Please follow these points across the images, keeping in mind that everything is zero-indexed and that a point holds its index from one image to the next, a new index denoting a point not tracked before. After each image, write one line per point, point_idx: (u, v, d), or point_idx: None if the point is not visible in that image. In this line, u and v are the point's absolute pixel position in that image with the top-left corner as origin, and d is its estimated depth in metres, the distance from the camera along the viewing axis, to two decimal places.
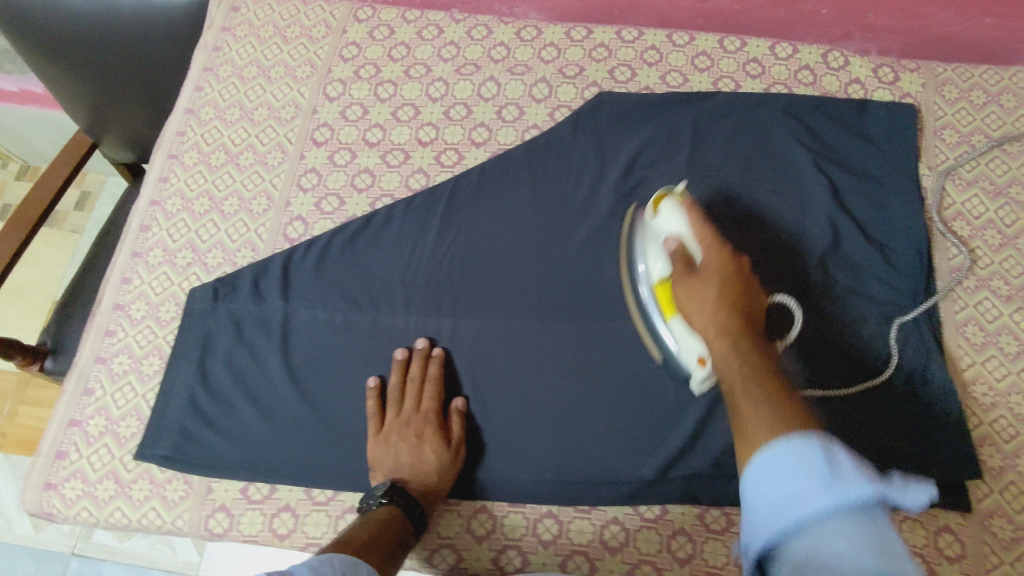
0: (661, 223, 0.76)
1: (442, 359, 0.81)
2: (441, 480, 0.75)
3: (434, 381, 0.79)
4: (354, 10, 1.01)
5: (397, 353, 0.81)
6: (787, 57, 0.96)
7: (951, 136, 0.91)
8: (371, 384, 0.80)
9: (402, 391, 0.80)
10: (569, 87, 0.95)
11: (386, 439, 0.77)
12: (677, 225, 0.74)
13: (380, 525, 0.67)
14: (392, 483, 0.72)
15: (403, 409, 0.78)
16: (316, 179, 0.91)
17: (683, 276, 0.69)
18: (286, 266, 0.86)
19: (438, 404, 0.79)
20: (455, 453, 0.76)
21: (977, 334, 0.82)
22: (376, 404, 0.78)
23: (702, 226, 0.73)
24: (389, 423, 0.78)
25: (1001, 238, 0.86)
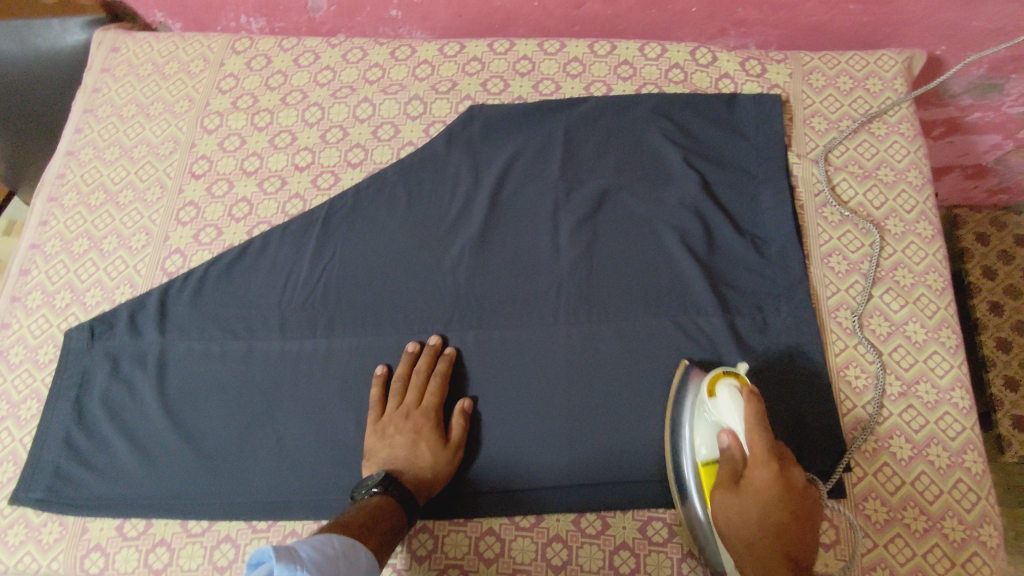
0: (719, 414, 0.70)
1: (453, 357, 0.82)
2: (434, 471, 0.75)
3: (440, 377, 0.80)
4: (233, 42, 1.02)
5: (408, 347, 0.82)
6: (656, 58, 0.97)
7: (819, 123, 0.92)
8: (377, 374, 0.81)
9: (406, 384, 0.80)
10: (443, 102, 0.96)
11: (384, 430, 0.78)
12: (734, 423, 0.68)
13: (374, 513, 0.67)
14: (385, 473, 0.72)
15: (404, 403, 0.79)
16: (195, 212, 0.92)
17: (728, 490, 0.66)
18: (163, 300, 0.86)
19: (440, 401, 0.79)
20: (453, 446, 0.77)
21: (849, 318, 0.82)
22: (380, 394, 0.80)
23: (758, 432, 0.66)
24: (388, 414, 0.78)
25: (870, 220, 0.86)
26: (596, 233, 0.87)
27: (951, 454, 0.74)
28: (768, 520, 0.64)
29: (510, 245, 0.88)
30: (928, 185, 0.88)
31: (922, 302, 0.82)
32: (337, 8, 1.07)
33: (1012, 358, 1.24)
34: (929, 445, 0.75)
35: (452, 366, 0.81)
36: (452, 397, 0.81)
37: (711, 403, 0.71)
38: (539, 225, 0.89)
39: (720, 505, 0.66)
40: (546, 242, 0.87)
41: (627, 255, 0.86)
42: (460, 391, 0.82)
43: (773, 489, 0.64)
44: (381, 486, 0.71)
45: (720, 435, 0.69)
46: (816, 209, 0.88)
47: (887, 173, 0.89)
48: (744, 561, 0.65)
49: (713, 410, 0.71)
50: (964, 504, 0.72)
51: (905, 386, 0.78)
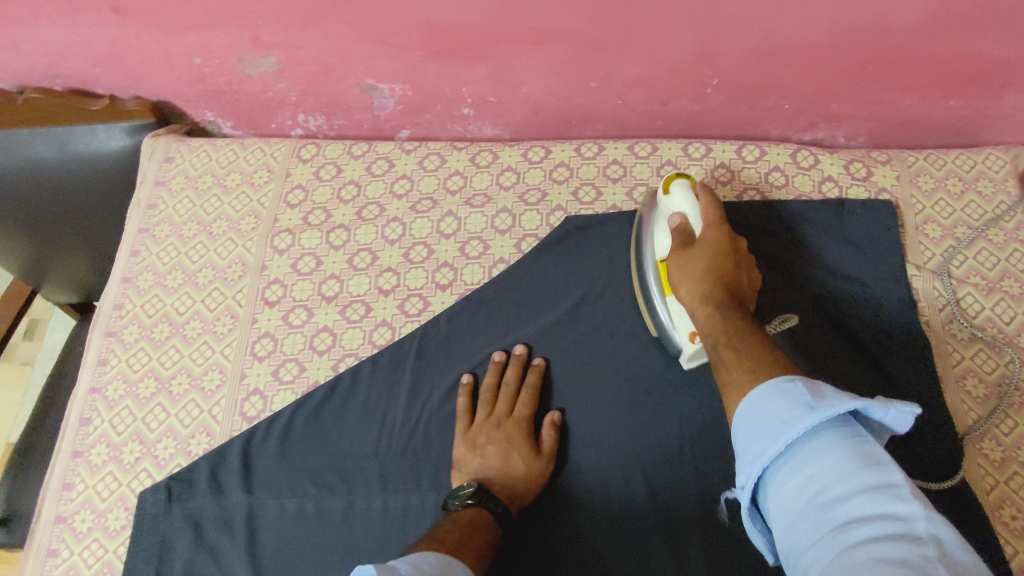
0: (672, 204, 0.75)
1: (543, 369, 0.81)
2: (527, 480, 0.74)
3: (530, 388, 0.80)
4: (299, 149, 0.95)
5: (495, 356, 0.82)
6: (755, 160, 0.92)
7: (933, 230, 0.88)
8: (463, 382, 0.81)
9: (493, 394, 0.80)
10: (533, 213, 0.90)
11: (473, 438, 0.77)
12: (687, 205, 0.74)
13: (469, 526, 0.67)
14: (478, 485, 0.72)
15: (495, 411, 0.79)
16: (271, 344, 0.84)
17: (679, 251, 0.71)
18: (246, 451, 0.78)
19: (532, 412, 0.79)
20: (546, 460, 0.76)
21: (995, 450, 0.76)
22: (468, 403, 0.80)
23: (709, 204, 0.73)
24: (478, 423, 0.78)
25: (1002, 338, 0.82)
26: None
27: None
28: (715, 270, 0.67)
29: (625, 371, 0.81)
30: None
31: None
32: (405, 107, 1.01)
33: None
34: None
35: (542, 377, 0.81)
36: (540, 410, 0.81)
37: (666, 202, 0.77)
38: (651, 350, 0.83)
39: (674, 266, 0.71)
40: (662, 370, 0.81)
41: None
42: (548, 405, 0.81)
43: (715, 239, 0.69)
44: (475, 497, 0.70)
45: (671, 220, 0.74)
46: (942, 326, 0.83)
47: (1013, 285, 0.84)
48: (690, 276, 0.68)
49: (666, 208, 0.76)
50: None
51: None
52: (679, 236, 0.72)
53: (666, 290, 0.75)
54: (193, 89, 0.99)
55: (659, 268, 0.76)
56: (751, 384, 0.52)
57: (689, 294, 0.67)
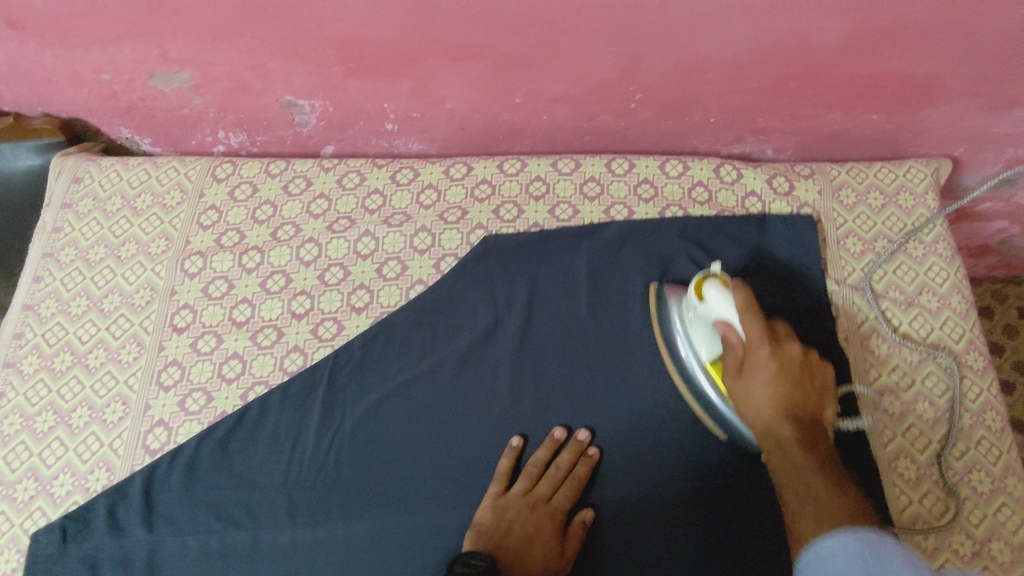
0: (710, 309, 0.72)
1: (595, 461, 0.76)
2: (540, 570, 0.70)
3: (568, 474, 0.75)
4: (213, 168, 0.92)
5: (555, 432, 0.77)
6: (678, 175, 0.91)
7: (855, 244, 0.88)
8: (512, 446, 0.77)
9: (536, 472, 0.76)
10: (453, 232, 0.89)
11: (500, 511, 0.73)
12: (725, 309, 0.70)
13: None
14: (491, 562, 0.65)
15: (533, 492, 0.74)
16: (178, 373, 0.81)
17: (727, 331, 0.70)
18: (147, 486, 0.75)
19: (571, 503, 0.74)
20: (564, 558, 0.71)
21: (910, 468, 0.76)
22: (509, 468, 0.75)
23: (749, 311, 0.69)
24: (514, 498, 0.74)
25: (919, 353, 0.82)
26: (635, 383, 0.80)
27: None
28: (784, 402, 0.65)
29: (543, 393, 0.80)
30: (971, 312, 0.84)
31: (982, 444, 0.77)
32: (326, 123, 0.98)
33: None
34: None
35: (592, 471, 0.76)
36: (579, 500, 0.76)
37: (701, 309, 0.73)
38: (572, 372, 0.81)
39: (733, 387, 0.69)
40: (579, 391, 0.80)
41: (672, 406, 0.78)
42: (586, 497, 0.76)
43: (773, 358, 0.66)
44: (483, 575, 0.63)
45: (715, 328, 0.72)
46: (861, 341, 0.83)
47: (929, 299, 0.85)
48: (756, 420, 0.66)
49: (704, 313, 0.73)
50: None
51: (977, 546, 0.73)
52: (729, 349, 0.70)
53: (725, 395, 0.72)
54: (103, 106, 0.95)
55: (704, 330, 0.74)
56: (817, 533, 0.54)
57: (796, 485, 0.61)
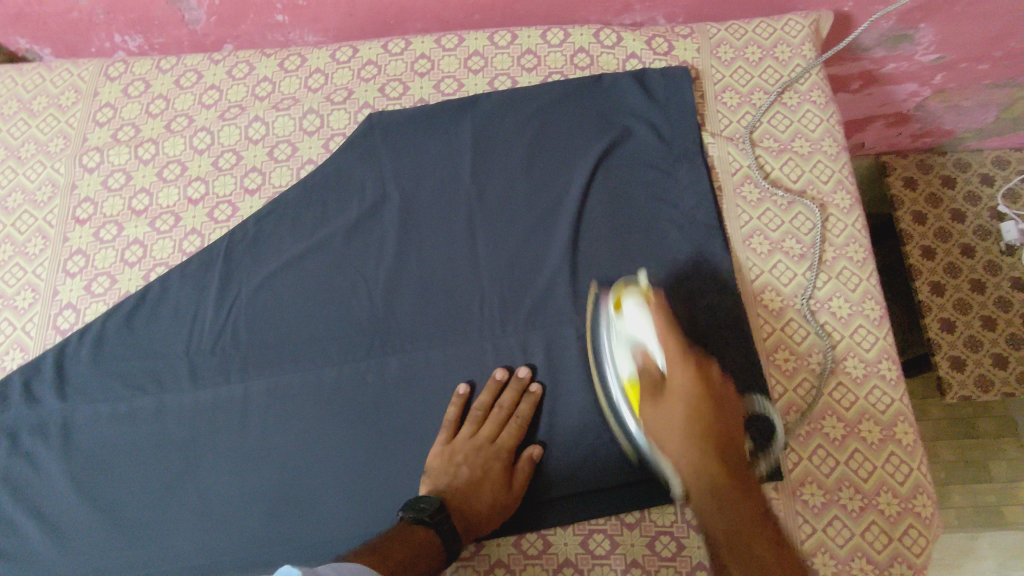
0: (626, 325, 0.70)
1: (538, 397, 0.76)
2: (490, 512, 0.72)
3: (518, 418, 0.76)
4: (105, 68, 0.94)
5: (496, 374, 0.77)
6: (560, 43, 0.93)
7: (731, 98, 0.90)
8: (457, 393, 0.77)
9: (482, 413, 0.77)
10: (341, 113, 0.91)
11: (451, 451, 0.75)
12: (645, 332, 0.67)
13: (414, 551, 0.63)
14: (438, 503, 0.68)
15: (478, 435, 0.75)
16: (83, 261, 0.85)
17: (652, 401, 0.64)
18: (59, 362, 0.80)
19: (516, 442, 0.76)
20: (516, 491, 0.73)
21: (775, 300, 0.81)
22: (456, 414, 0.76)
23: (667, 332, 0.65)
24: (461, 441, 0.75)
25: (789, 196, 0.85)
26: (516, 242, 0.84)
27: (881, 428, 0.74)
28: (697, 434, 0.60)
29: (427, 257, 0.84)
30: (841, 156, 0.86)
31: (845, 275, 0.81)
32: (217, 18, 0.99)
33: (957, 339, 1.23)
34: (861, 421, 0.75)
35: (535, 408, 0.76)
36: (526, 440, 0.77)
37: (621, 322, 0.71)
38: (456, 236, 0.85)
39: (648, 416, 0.65)
40: (463, 252, 0.84)
41: (550, 258, 0.83)
42: (533, 435, 0.77)
43: (692, 381, 0.62)
44: (431, 516, 0.67)
45: (636, 352, 0.68)
46: (734, 188, 0.86)
47: (802, 145, 0.87)
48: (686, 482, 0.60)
49: (621, 330, 0.71)
50: (898, 476, 0.72)
51: (834, 365, 0.77)
52: (647, 385, 0.66)
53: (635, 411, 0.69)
54: None
55: (627, 389, 0.70)
56: None
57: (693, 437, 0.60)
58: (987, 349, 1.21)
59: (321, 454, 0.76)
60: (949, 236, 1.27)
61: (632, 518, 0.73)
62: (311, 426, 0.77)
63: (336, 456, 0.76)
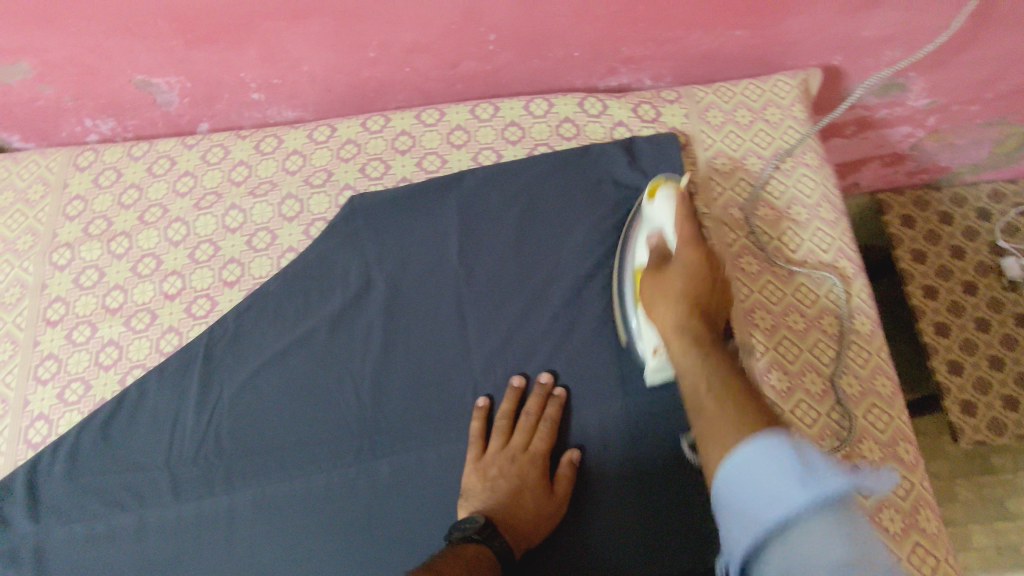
0: (656, 215, 0.72)
1: (563, 399, 0.76)
2: (537, 520, 0.70)
3: (549, 421, 0.75)
4: (75, 158, 0.91)
5: (514, 382, 0.77)
6: (543, 114, 0.90)
7: (723, 164, 0.87)
8: (479, 406, 0.77)
9: (510, 420, 0.76)
10: (321, 196, 0.88)
11: (484, 468, 0.73)
12: (664, 219, 0.71)
13: (472, 563, 0.62)
14: (485, 520, 0.68)
15: (510, 445, 0.74)
16: (55, 366, 0.81)
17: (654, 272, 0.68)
18: (32, 478, 0.76)
19: (549, 447, 0.74)
20: (558, 498, 0.72)
21: (783, 380, 0.76)
22: (483, 427, 0.76)
23: (683, 215, 0.68)
24: (492, 452, 0.74)
25: (789, 267, 0.82)
26: (508, 326, 0.81)
27: (903, 516, 0.70)
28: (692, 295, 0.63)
29: (415, 346, 0.80)
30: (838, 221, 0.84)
31: (852, 348, 0.78)
32: (190, 100, 0.96)
33: (965, 380, 1.16)
34: (881, 509, 0.70)
35: (562, 409, 0.76)
36: (558, 443, 0.76)
37: (652, 211, 0.73)
38: (445, 322, 0.81)
39: (648, 284, 0.68)
40: (453, 339, 0.80)
41: (544, 344, 0.79)
42: (564, 437, 0.76)
43: (695, 257, 0.65)
44: (481, 533, 0.66)
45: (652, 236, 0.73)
46: (733, 261, 0.83)
47: (799, 212, 0.85)
48: (670, 332, 0.62)
49: (651, 217, 0.74)
50: (925, 569, 0.68)
51: (850, 449, 0.73)
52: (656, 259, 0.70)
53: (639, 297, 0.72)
54: None
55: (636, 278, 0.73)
56: (731, 439, 0.47)
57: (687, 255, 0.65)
58: (996, 392, 1.14)
59: (312, 568, 0.72)
60: (951, 275, 1.21)
61: None
62: (300, 537, 0.73)
63: (328, 569, 0.72)
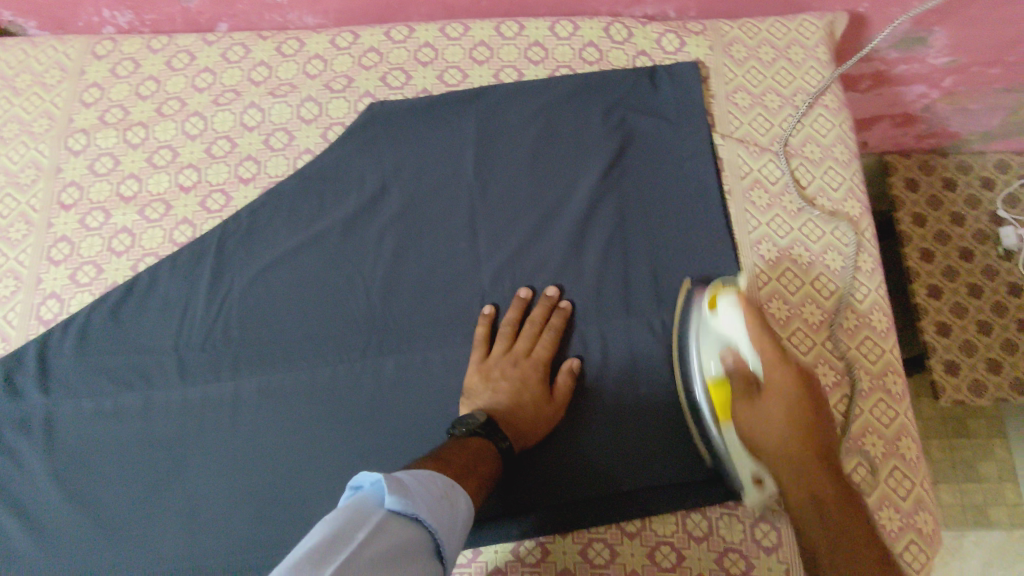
0: (723, 327, 0.69)
1: (567, 311, 0.78)
2: (536, 420, 0.72)
3: (552, 330, 0.77)
4: (93, 46, 0.91)
5: (521, 293, 0.79)
6: (568, 36, 0.90)
7: (742, 99, 0.88)
8: (485, 313, 0.78)
9: (514, 329, 0.78)
10: (340, 101, 0.88)
11: (487, 371, 0.75)
12: (737, 333, 0.68)
13: (475, 454, 0.63)
14: (487, 417, 0.68)
15: (513, 349, 0.76)
16: (68, 248, 0.82)
17: (745, 392, 0.67)
18: (43, 353, 0.78)
19: (551, 354, 0.76)
20: (557, 402, 0.73)
21: (781, 309, 0.79)
22: (488, 333, 0.77)
23: (761, 334, 0.66)
24: (495, 356, 0.76)
25: (799, 202, 0.83)
26: (518, 241, 0.82)
27: (885, 442, 0.73)
28: (796, 420, 0.64)
29: (426, 254, 0.82)
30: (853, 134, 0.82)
31: (853, 285, 0.79)
32: None
33: (955, 340, 1.15)
34: (864, 435, 0.73)
35: (566, 321, 0.78)
36: (558, 354, 0.78)
37: None
38: (456, 233, 0.82)
39: (746, 410, 0.67)
40: (464, 250, 0.82)
41: (553, 261, 0.81)
42: (564, 348, 0.78)
43: (787, 377, 0.65)
44: (484, 427, 0.67)
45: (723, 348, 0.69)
46: (744, 193, 0.84)
47: (812, 151, 0.85)
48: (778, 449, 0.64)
49: (717, 328, 0.70)
50: (901, 492, 0.71)
51: (840, 376, 0.76)
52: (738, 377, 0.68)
53: (720, 415, 0.69)
54: None
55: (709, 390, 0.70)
56: None
57: (778, 406, 0.65)
58: (983, 352, 1.13)
59: (314, 455, 0.74)
60: (949, 240, 1.20)
61: (632, 527, 0.71)
62: (304, 426, 0.75)
63: (330, 457, 0.74)
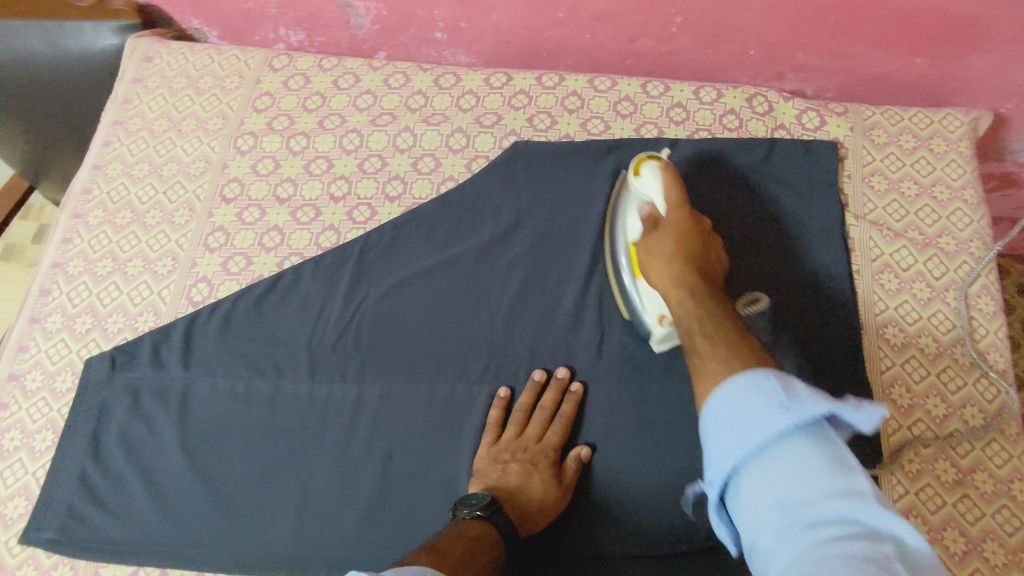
0: (642, 189, 0.74)
1: (579, 397, 0.78)
2: (541, 508, 0.71)
3: (564, 417, 0.77)
4: (270, 59, 0.99)
5: (535, 374, 0.79)
6: (711, 102, 0.94)
7: (879, 183, 0.89)
8: (498, 396, 0.79)
9: (527, 413, 0.78)
10: (487, 136, 0.93)
11: (497, 452, 0.75)
12: (653, 192, 0.73)
13: (473, 540, 0.63)
14: (491, 498, 0.69)
15: (524, 434, 0.76)
16: (223, 238, 0.89)
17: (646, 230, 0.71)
18: (188, 330, 0.83)
19: (561, 441, 0.76)
20: (563, 489, 0.73)
21: (904, 397, 0.78)
22: (500, 415, 0.78)
23: (673, 185, 0.71)
24: (505, 438, 0.76)
25: (930, 291, 0.83)
26: None
27: (1007, 552, 0.70)
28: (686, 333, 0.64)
29: (552, 289, 0.84)
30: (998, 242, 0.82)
31: (981, 383, 0.78)
32: (380, 27, 1.02)
33: None
34: (986, 540, 0.70)
35: (578, 408, 0.78)
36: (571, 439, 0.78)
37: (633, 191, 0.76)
38: (583, 274, 0.85)
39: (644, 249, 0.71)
40: (588, 290, 0.84)
41: None
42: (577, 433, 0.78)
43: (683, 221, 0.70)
44: (485, 511, 0.67)
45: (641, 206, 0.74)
46: (873, 274, 0.84)
47: (947, 243, 0.85)
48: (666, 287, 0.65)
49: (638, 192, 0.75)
50: None
51: (961, 476, 0.74)
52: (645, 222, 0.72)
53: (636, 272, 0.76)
54: None
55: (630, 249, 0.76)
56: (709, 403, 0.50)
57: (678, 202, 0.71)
58: None
59: (422, 469, 0.76)
60: None
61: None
62: (420, 437, 0.78)
63: (438, 473, 0.76)
